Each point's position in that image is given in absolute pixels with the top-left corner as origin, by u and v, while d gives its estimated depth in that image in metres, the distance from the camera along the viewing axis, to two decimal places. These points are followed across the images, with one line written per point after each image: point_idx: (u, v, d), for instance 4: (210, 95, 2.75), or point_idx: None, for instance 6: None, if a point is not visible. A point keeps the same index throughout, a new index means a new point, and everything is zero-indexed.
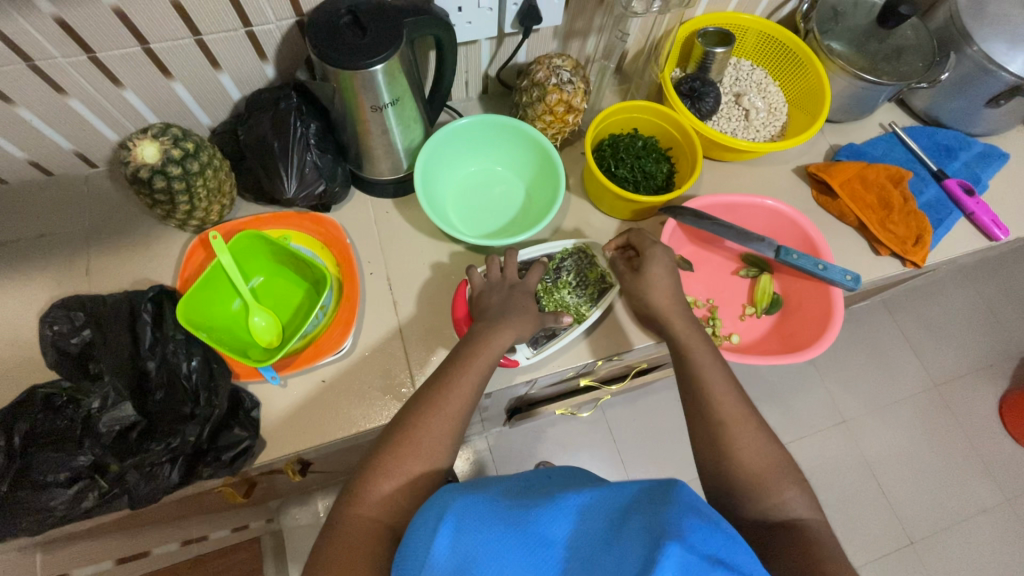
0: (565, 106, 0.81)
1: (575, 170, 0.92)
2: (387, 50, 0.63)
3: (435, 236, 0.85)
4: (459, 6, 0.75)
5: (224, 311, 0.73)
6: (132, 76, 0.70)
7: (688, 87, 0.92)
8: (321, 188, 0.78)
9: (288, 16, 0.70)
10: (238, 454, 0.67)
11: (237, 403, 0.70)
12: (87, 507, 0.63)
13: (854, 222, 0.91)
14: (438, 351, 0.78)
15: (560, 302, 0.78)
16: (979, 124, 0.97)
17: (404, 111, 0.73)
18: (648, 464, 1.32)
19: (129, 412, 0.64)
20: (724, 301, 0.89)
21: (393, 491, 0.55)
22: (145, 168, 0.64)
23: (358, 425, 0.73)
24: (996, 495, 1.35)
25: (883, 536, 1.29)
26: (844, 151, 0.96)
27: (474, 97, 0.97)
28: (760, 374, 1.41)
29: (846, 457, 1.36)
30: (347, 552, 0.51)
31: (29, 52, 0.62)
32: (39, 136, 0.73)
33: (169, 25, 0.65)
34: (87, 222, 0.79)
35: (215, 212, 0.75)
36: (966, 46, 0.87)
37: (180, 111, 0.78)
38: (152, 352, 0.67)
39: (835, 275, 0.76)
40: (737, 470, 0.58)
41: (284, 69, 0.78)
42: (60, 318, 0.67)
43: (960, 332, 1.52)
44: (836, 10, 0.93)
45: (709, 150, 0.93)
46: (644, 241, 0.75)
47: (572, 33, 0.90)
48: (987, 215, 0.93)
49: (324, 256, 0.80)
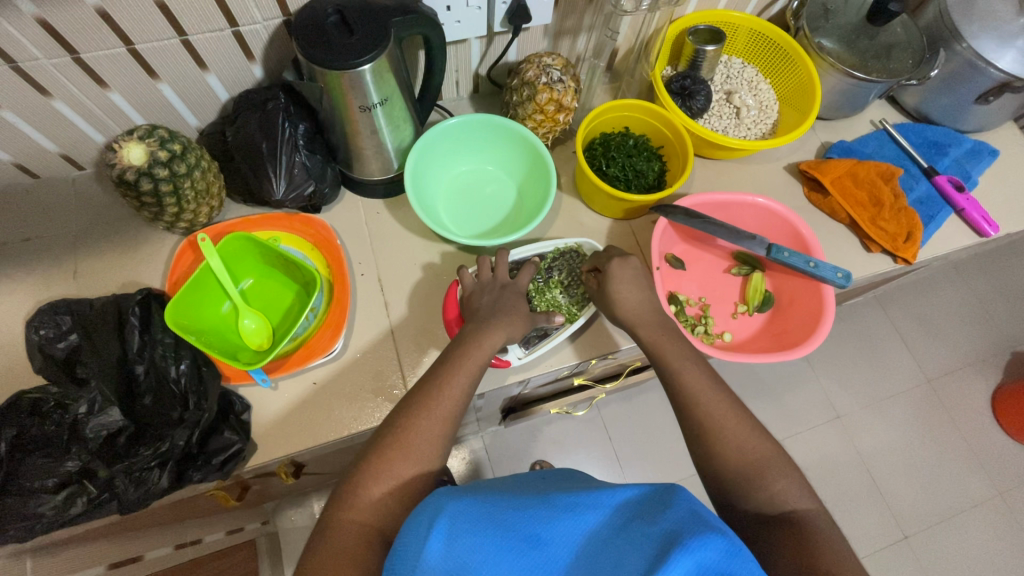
0: (555, 105, 0.81)
1: (566, 168, 0.92)
2: (375, 50, 0.62)
3: (425, 236, 0.85)
4: (447, 6, 0.74)
5: (212, 314, 0.72)
6: (117, 76, 0.69)
7: (679, 85, 0.92)
8: (310, 188, 0.77)
9: (275, 16, 0.69)
10: (228, 458, 0.67)
11: (227, 407, 0.69)
12: (77, 512, 0.62)
13: (845, 219, 0.92)
14: (430, 352, 0.77)
15: (552, 302, 0.78)
16: (968, 120, 0.98)
17: (394, 111, 0.73)
18: (643, 462, 1.32)
19: (117, 417, 0.63)
20: (716, 299, 0.89)
21: (383, 495, 0.54)
22: (131, 170, 0.63)
23: (349, 426, 0.72)
24: (989, 489, 1.36)
25: (877, 531, 1.30)
26: (835, 148, 0.97)
27: (465, 96, 0.96)
28: (754, 371, 1.41)
29: (840, 452, 1.36)
30: (339, 555, 0.50)
31: (12, 54, 0.61)
32: (24, 137, 0.72)
33: (155, 25, 0.64)
34: (74, 225, 0.79)
35: (204, 214, 0.74)
36: (955, 43, 0.87)
37: (167, 113, 0.77)
38: (141, 356, 0.66)
39: (827, 273, 0.76)
40: (728, 463, 0.59)
41: (272, 70, 0.78)
42: (46, 321, 0.66)
43: (952, 327, 1.53)
44: (827, 7, 0.93)
45: (701, 149, 0.93)
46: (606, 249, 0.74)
47: (562, 32, 0.90)
48: (978, 211, 0.94)
49: (314, 258, 0.80)
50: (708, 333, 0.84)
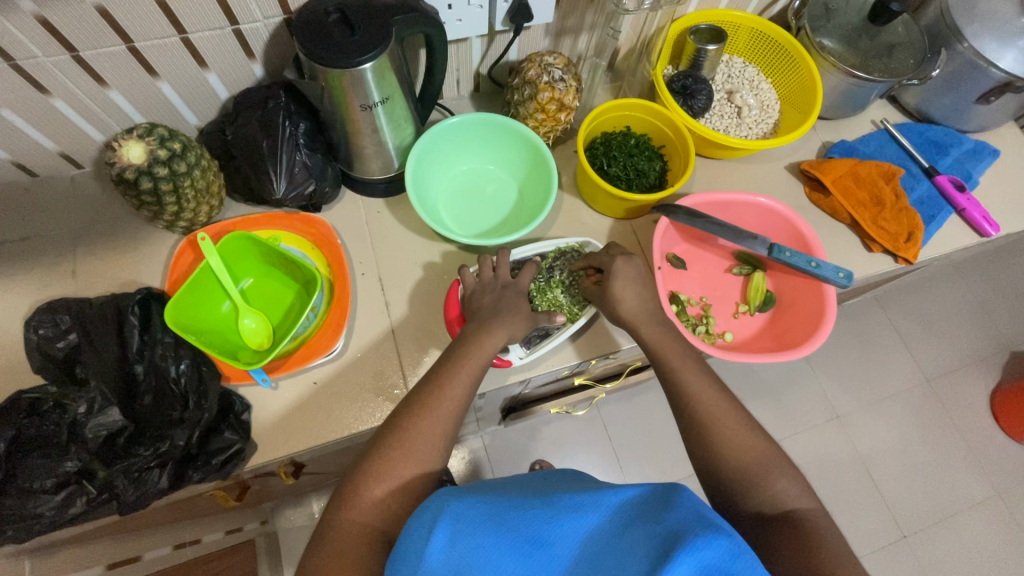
0: (556, 104, 0.81)
1: (567, 167, 0.92)
2: (376, 49, 0.62)
3: (426, 235, 0.84)
4: (449, 4, 0.74)
5: (212, 313, 0.72)
6: (116, 75, 0.69)
7: (680, 85, 0.92)
8: (310, 187, 0.77)
9: (276, 14, 0.69)
10: (228, 458, 0.66)
11: (227, 407, 0.69)
12: (75, 513, 0.61)
13: (846, 219, 0.92)
14: (431, 352, 0.77)
15: (553, 301, 0.77)
16: (969, 119, 0.98)
17: (394, 110, 0.73)
18: (643, 462, 1.32)
19: (117, 417, 0.63)
20: (717, 299, 0.89)
21: (384, 496, 0.54)
22: (130, 169, 0.63)
23: (349, 426, 0.72)
24: (988, 489, 1.36)
25: (876, 530, 1.30)
26: (836, 148, 0.96)
27: (466, 95, 0.96)
28: (754, 370, 1.41)
29: (839, 452, 1.36)
30: (339, 556, 0.50)
31: (11, 52, 0.61)
32: (23, 136, 0.72)
33: (154, 24, 0.64)
34: (73, 223, 0.78)
35: (204, 213, 0.74)
36: (956, 42, 0.87)
37: (167, 111, 0.77)
38: (140, 356, 0.66)
39: (828, 273, 0.76)
40: (730, 464, 0.58)
41: (272, 68, 0.77)
42: (45, 321, 0.66)
43: (952, 327, 1.53)
44: (828, 7, 0.92)
45: (702, 148, 0.92)
46: (608, 249, 0.74)
47: (563, 31, 0.89)
48: (978, 211, 0.94)
49: (315, 257, 0.79)
50: (709, 333, 0.84)
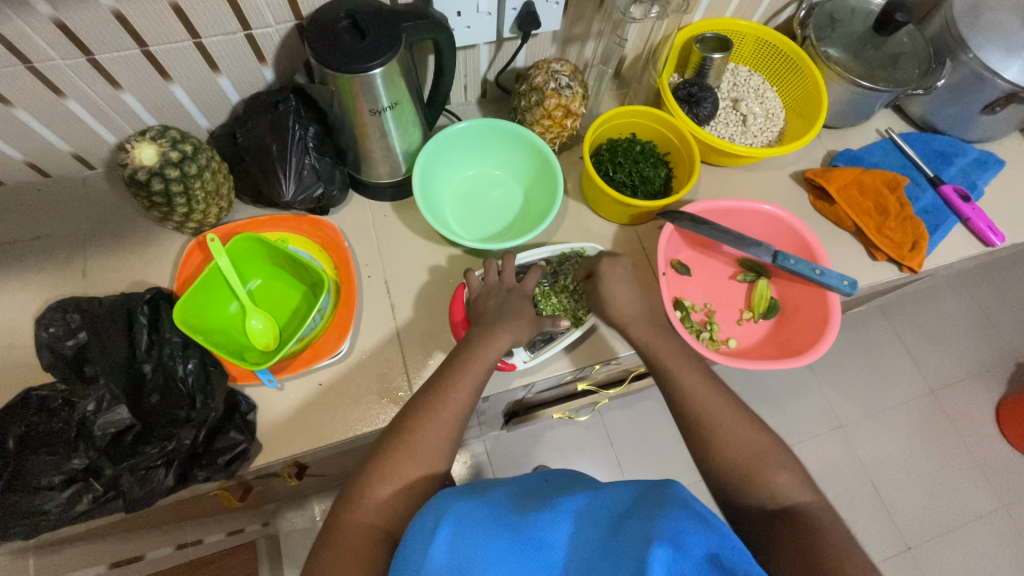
0: (563, 110, 0.81)
1: (573, 173, 0.93)
2: (385, 54, 0.63)
3: (432, 239, 0.85)
4: (458, 11, 0.75)
5: (220, 314, 0.73)
6: (130, 78, 0.70)
7: (686, 92, 0.92)
8: (319, 190, 0.77)
9: (288, 20, 0.70)
10: (233, 457, 0.67)
11: (233, 407, 0.70)
12: (81, 510, 0.62)
13: (851, 227, 0.92)
14: (435, 355, 0.78)
15: (557, 306, 0.78)
16: (975, 129, 0.98)
17: (402, 114, 0.73)
18: (646, 470, 1.32)
19: (124, 415, 0.64)
20: (720, 305, 0.89)
21: (390, 497, 0.54)
22: (143, 170, 0.63)
23: (355, 428, 0.73)
24: (993, 501, 1.36)
25: (879, 542, 1.29)
26: (841, 157, 0.97)
27: (473, 101, 0.97)
28: (757, 378, 1.41)
29: (843, 462, 1.36)
30: (343, 555, 0.51)
31: (27, 53, 0.62)
32: (37, 137, 0.73)
33: (168, 27, 0.65)
34: (84, 223, 0.79)
35: (213, 215, 0.74)
36: (961, 54, 0.87)
37: (179, 114, 0.78)
38: (149, 355, 0.67)
39: (832, 280, 0.76)
40: (732, 470, 0.58)
41: (283, 73, 0.78)
42: (55, 320, 0.67)
43: (957, 337, 1.52)
44: (833, 17, 0.93)
45: (706, 155, 0.93)
46: (607, 256, 0.75)
47: (571, 38, 0.90)
48: (984, 221, 0.94)
49: (322, 260, 0.80)
50: (713, 340, 0.84)
